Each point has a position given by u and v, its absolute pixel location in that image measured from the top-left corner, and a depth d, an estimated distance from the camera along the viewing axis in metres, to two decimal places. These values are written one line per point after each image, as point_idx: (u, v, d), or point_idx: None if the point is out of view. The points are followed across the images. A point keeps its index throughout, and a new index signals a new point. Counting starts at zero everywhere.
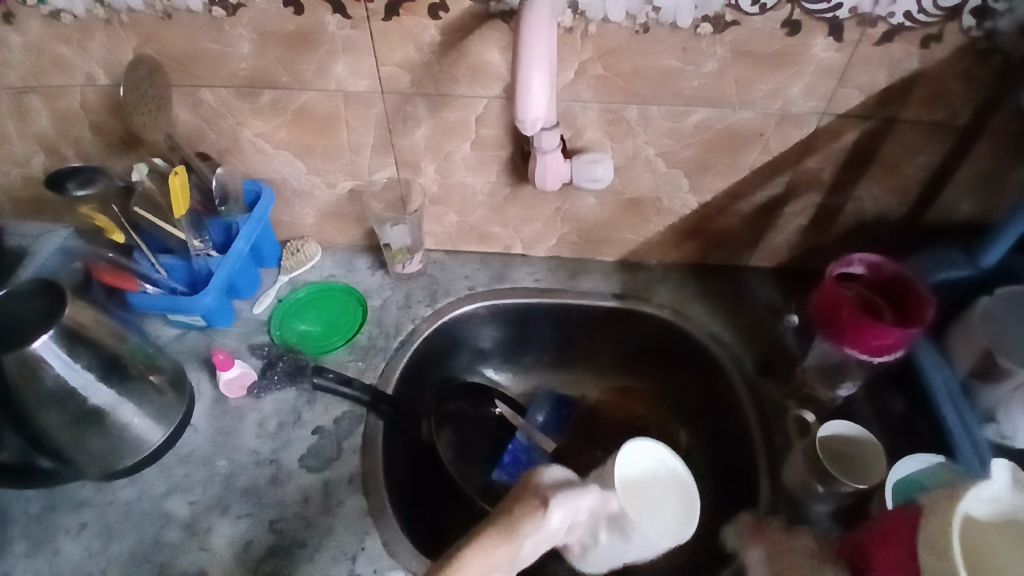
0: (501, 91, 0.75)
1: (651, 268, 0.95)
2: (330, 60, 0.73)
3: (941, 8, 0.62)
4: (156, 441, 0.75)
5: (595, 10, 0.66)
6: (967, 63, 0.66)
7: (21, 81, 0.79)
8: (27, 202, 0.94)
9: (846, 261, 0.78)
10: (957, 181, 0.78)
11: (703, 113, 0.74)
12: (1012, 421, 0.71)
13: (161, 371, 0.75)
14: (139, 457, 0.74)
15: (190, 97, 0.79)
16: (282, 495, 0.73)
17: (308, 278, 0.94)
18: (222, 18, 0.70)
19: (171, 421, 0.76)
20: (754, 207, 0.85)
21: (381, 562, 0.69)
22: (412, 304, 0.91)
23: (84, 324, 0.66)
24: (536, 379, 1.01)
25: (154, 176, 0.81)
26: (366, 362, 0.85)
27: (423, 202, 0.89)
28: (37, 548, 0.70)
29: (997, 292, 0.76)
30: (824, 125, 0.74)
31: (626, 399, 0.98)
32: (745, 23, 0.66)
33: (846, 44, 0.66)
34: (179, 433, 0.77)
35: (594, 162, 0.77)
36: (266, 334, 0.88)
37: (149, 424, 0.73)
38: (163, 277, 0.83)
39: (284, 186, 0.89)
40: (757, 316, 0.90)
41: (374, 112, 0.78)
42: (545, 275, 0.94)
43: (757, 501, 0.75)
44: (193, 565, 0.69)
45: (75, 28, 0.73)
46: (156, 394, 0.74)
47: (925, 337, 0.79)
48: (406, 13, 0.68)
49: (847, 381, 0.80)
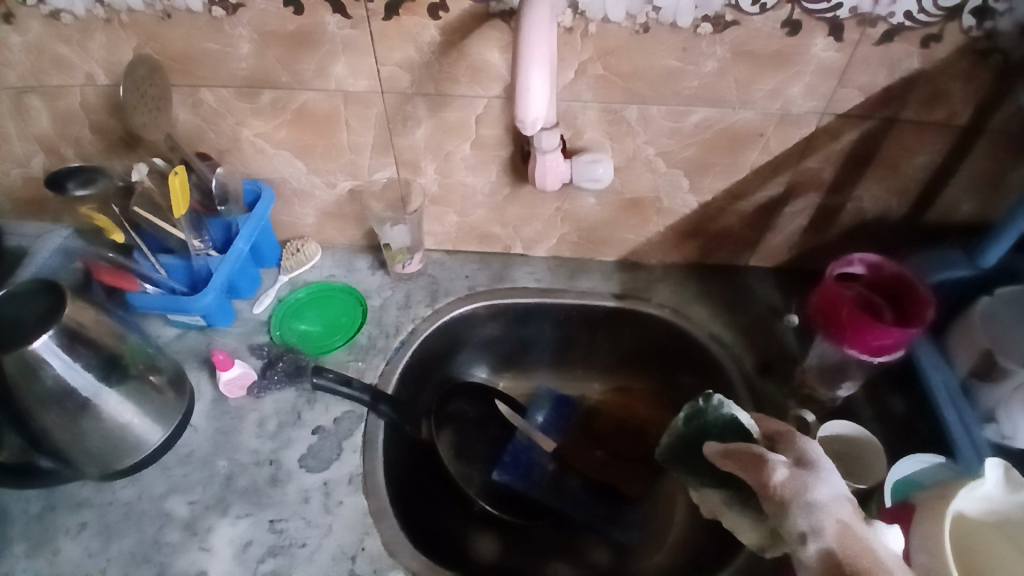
0: (501, 91, 0.75)
1: (651, 267, 0.95)
2: (330, 60, 0.73)
3: (941, 8, 0.62)
4: (156, 441, 0.74)
5: (595, 10, 0.66)
6: (967, 63, 0.66)
7: (21, 81, 0.79)
8: (27, 202, 0.94)
9: (847, 261, 0.78)
10: (958, 181, 0.78)
11: (703, 113, 0.74)
12: (1012, 421, 0.70)
13: (161, 371, 0.75)
14: (139, 457, 0.73)
15: (189, 97, 0.79)
16: (282, 495, 0.73)
17: (308, 277, 0.94)
18: (222, 18, 0.70)
19: (171, 421, 0.76)
20: (754, 206, 0.85)
21: (381, 562, 0.69)
22: (412, 304, 0.91)
23: (84, 324, 0.66)
24: (537, 379, 1.01)
25: (154, 175, 0.81)
26: (366, 362, 0.85)
27: (423, 202, 0.89)
28: (37, 549, 0.70)
29: (997, 292, 0.76)
30: (824, 125, 0.74)
31: (627, 400, 0.98)
32: (745, 23, 0.65)
33: (846, 44, 0.66)
34: (179, 433, 0.77)
35: (594, 162, 0.77)
36: (266, 334, 0.87)
37: (149, 425, 0.73)
38: (163, 277, 0.83)
39: (284, 186, 0.89)
40: (758, 316, 0.90)
41: (374, 112, 0.78)
42: (545, 276, 0.94)
43: None
44: (194, 564, 0.69)
45: (74, 28, 0.72)
46: (156, 394, 0.74)
47: (925, 337, 0.79)
48: (406, 13, 0.68)
49: (847, 381, 0.80)
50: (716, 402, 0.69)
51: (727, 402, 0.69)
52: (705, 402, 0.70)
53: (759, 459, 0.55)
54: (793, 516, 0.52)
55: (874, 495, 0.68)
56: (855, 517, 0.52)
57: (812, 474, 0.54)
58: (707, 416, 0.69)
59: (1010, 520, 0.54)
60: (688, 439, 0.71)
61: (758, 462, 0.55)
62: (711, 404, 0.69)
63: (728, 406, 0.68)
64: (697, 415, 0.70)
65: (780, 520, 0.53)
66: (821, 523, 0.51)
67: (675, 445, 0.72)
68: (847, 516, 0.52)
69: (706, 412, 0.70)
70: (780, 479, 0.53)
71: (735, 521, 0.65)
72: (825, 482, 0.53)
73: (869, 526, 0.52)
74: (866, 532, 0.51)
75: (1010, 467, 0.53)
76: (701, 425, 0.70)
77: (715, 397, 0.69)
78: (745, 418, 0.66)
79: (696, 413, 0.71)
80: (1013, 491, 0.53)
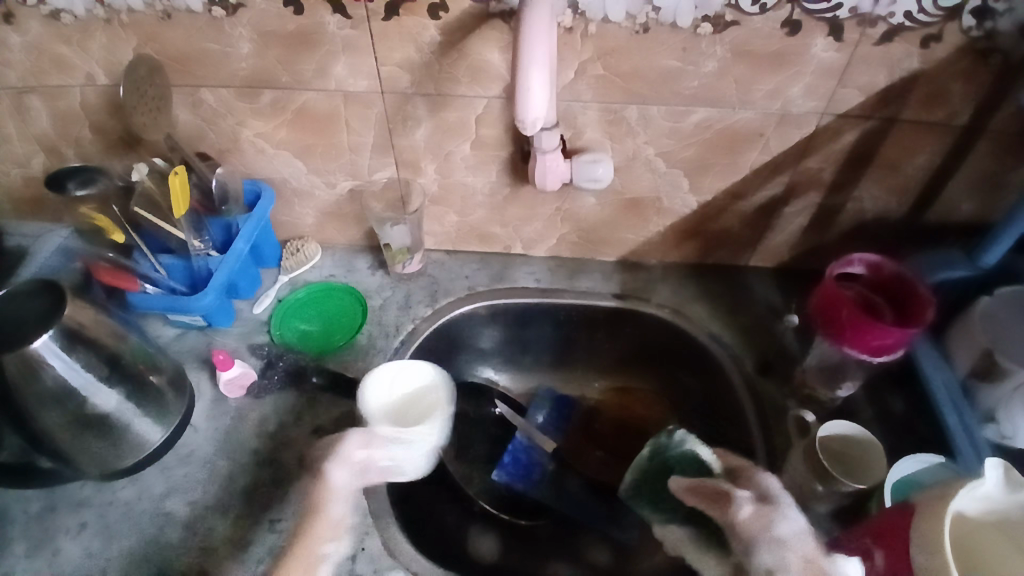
0: (501, 91, 0.75)
1: (651, 268, 0.95)
2: (330, 60, 0.73)
3: (941, 8, 0.62)
4: (156, 441, 0.74)
5: (595, 10, 0.66)
6: (967, 63, 0.66)
7: (21, 81, 0.79)
8: (27, 202, 0.94)
9: (847, 261, 0.78)
10: (957, 182, 0.78)
11: (703, 113, 0.74)
12: (1012, 421, 0.70)
13: (161, 371, 0.75)
14: (138, 457, 0.73)
15: (190, 97, 0.79)
16: (282, 494, 0.74)
17: (308, 278, 0.94)
18: (222, 18, 0.70)
19: (171, 421, 0.76)
20: (754, 207, 0.85)
21: (382, 562, 0.69)
22: (412, 305, 0.91)
23: (83, 324, 0.66)
24: (537, 380, 1.01)
25: (154, 175, 0.81)
26: (366, 362, 0.85)
27: (423, 202, 0.89)
28: (37, 549, 0.70)
29: (997, 292, 0.76)
30: (823, 126, 0.74)
31: (627, 400, 0.98)
32: (745, 23, 0.66)
33: (846, 44, 0.66)
34: (179, 432, 0.77)
35: (594, 162, 0.77)
36: (266, 334, 0.88)
37: (149, 425, 0.73)
38: (163, 277, 0.83)
39: (284, 186, 0.89)
40: (757, 316, 0.90)
41: (374, 113, 0.78)
42: (545, 276, 0.94)
43: None
44: (194, 564, 0.69)
45: (74, 28, 0.73)
46: (156, 394, 0.74)
47: (925, 337, 0.80)
48: (406, 13, 0.68)
49: (847, 381, 0.80)
50: (678, 438, 0.69)
51: (687, 436, 0.68)
52: (667, 436, 0.70)
53: (723, 495, 0.55)
54: (758, 553, 0.51)
55: (874, 494, 0.69)
56: (818, 550, 0.52)
57: (776, 511, 0.53)
58: (670, 452, 0.69)
59: (1009, 520, 0.51)
60: (656, 476, 0.70)
61: (720, 497, 0.55)
62: (672, 439, 0.69)
63: (691, 443, 0.67)
64: (661, 450, 0.70)
65: (746, 559, 0.52)
66: (786, 559, 0.51)
67: (639, 477, 0.73)
68: (810, 551, 0.52)
69: (669, 447, 0.70)
70: (745, 516, 0.53)
71: (700, 560, 0.61)
72: (788, 519, 0.53)
73: (828, 558, 0.51)
74: (826, 563, 0.51)
75: (1010, 466, 0.50)
76: (664, 459, 0.70)
77: (677, 432, 0.69)
78: (705, 454, 0.65)
79: (660, 448, 0.71)
80: (1014, 492, 0.50)
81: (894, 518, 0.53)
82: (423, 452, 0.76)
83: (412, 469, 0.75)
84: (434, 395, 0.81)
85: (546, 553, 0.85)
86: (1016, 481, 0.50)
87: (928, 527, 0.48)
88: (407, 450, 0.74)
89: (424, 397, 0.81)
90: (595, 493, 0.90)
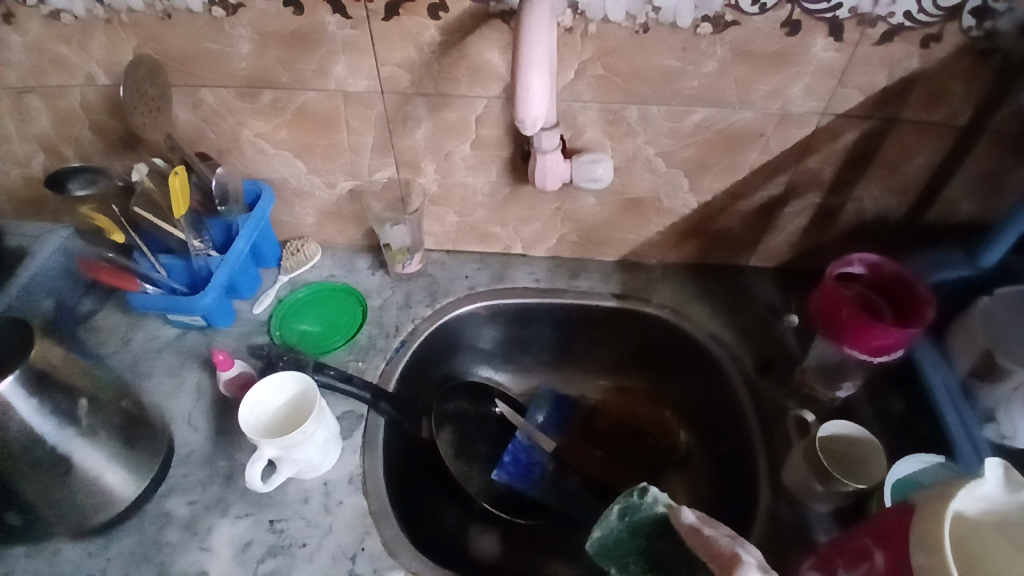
0: (501, 91, 0.74)
1: (651, 268, 0.95)
2: (330, 60, 0.73)
3: (941, 8, 0.62)
4: (129, 496, 0.71)
5: (595, 10, 0.66)
6: (967, 63, 0.66)
7: (21, 81, 0.79)
8: (27, 202, 0.94)
9: (847, 261, 0.78)
10: (957, 182, 0.78)
11: (703, 113, 0.74)
12: (1012, 421, 0.70)
13: (138, 418, 0.74)
14: (110, 514, 0.70)
15: (190, 97, 0.79)
16: (282, 495, 0.73)
17: (308, 278, 0.94)
18: (222, 18, 0.70)
19: (145, 474, 0.73)
20: (754, 207, 0.85)
21: (381, 562, 0.69)
22: (412, 305, 0.91)
23: (53, 365, 0.65)
24: (537, 380, 1.01)
25: (154, 175, 0.81)
26: (366, 362, 0.85)
27: (423, 202, 0.89)
28: (37, 549, 0.70)
29: (997, 292, 0.75)
30: (823, 126, 0.74)
31: (627, 399, 0.98)
32: (745, 23, 0.66)
33: (846, 44, 0.66)
34: (155, 487, 0.74)
35: (594, 162, 0.77)
36: (266, 334, 0.88)
37: (121, 478, 0.71)
38: (163, 277, 0.83)
39: (284, 186, 0.89)
40: (758, 316, 0.90)
41: (374, 113, 0.78)
42: (545, 275, 0.94)
43: (757, 503, 0.75)
44: (194, 564, 0.69)
45: (74, 28, 0.73)
46: (130, 442, 0.71)
47: (924, 337, 0.80)
48: (406, 13, 0.68)
49: (847, 381, 0.80)
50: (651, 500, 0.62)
51: (664, 497, 0.62)
52: (639, 495, 0.63)
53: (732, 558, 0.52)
54: None
55: (874, 494, 0.69)
56: None
57: None
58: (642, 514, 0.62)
59: (1010, 521, 0.50)
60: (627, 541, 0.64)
61: (727, 559, 0.52)
62: (647, 500, 0.62)
63: (667, 506, 0.62)
64: (631, 511, 0.63)
65: None
66: None
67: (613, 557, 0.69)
68: None
69: (639, 508, 0.63)
70: None
71: None
72: None
73: None
74: None
75: (1010, 466, 0.50)
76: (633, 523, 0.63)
77: (652, 492, 0.62)
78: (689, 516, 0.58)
79: (629, 508, 0.63)
80: (1014, 491, 0.49)
81: (893, 519, 0.52)
82: (320, 444, 0.72)
83: (318, 457, 0.73)
84: (310, 395, 0.75)
85: (546, 553, 0.85)
86: (1016, 481, 0.49)
87: (926, 526, 0.48)
88: (305, 445, 0.70)
89: (305, 398, 0.75)
90: (595, 492, 0.89)
